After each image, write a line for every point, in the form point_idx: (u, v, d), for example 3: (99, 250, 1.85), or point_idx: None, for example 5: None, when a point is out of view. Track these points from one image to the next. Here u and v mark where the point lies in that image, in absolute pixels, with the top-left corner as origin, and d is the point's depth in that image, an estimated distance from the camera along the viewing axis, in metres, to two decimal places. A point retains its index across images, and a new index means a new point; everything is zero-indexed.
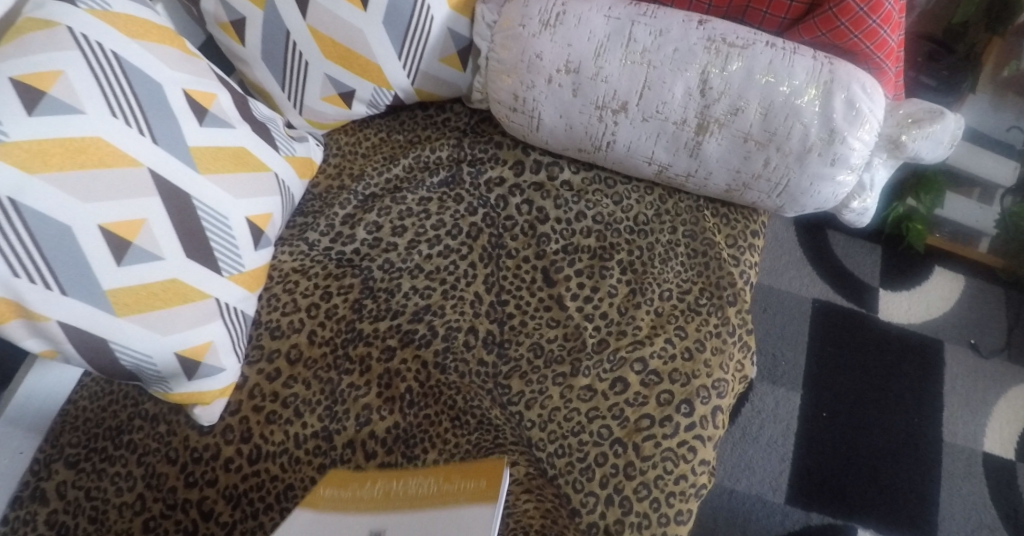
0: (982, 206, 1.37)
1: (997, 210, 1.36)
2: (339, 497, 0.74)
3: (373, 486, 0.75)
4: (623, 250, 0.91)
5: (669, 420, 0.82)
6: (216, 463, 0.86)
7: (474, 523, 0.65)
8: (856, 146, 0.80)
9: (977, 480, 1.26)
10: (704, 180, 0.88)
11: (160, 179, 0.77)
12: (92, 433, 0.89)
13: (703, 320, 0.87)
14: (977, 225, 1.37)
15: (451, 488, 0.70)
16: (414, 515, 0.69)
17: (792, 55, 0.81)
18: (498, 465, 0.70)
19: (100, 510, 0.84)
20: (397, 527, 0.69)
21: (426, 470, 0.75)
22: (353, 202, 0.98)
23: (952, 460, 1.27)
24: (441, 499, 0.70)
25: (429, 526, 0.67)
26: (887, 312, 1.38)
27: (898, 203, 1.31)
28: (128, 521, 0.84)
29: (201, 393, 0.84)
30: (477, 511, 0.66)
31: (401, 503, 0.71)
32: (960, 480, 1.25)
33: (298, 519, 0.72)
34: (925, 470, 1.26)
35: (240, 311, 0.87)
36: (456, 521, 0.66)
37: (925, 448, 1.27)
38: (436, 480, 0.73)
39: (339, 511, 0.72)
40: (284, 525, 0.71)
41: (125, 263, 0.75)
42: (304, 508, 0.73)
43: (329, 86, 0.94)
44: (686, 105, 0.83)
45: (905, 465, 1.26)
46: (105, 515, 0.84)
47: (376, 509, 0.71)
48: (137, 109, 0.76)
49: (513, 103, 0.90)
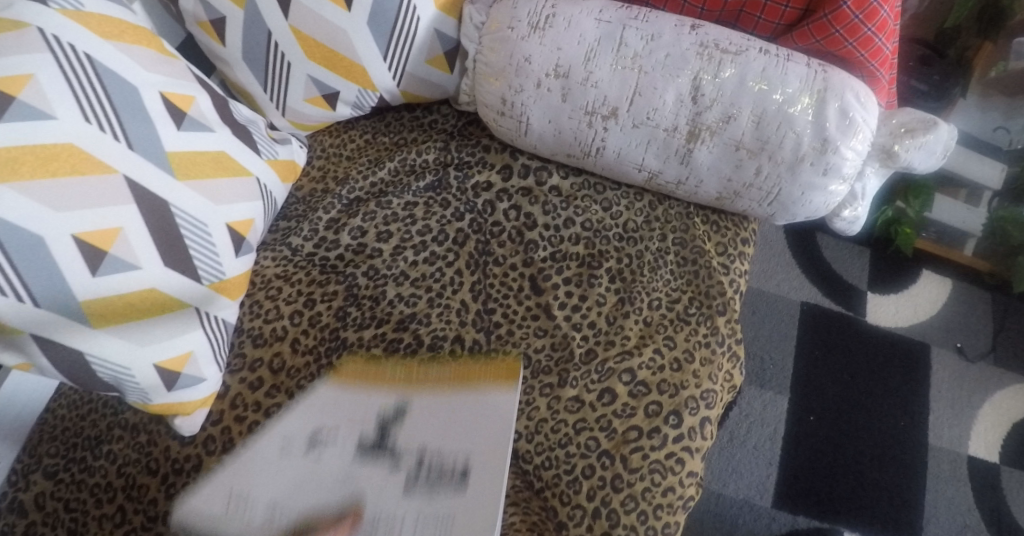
0: (969, 208, 1.35)
1: (983, 211, 1.35)
2: (363, 375, 0.81)
3: (394, 365, 0.81)
4: (612, 258, 0.90)
5: (657, 432, 0.81)
6: (198, 475, 0.84)
7: (501, 406, 0.76)
8: (849, 155, 0.79)
9: (962, 483, 1.26)
10: (694, 187, 0.87)
11: (136, 186, 0.74)
12: (71, 442, 0.88)
13: (693, 330, 0.86)
14: (961, 225, 1.35)
15: (471, 370, 0.79)
16: (438, 398, 0.78)
17: (786, 62, 0.80)
18: (515, 363, 0.79)
19: (80, 522, 0.84)
20: (422, 400, 0.78)
21: (441, 362, 0.80)
22: (336, 206, 0.95)
23: (937, 463, 1.27)
24: (464, 383, 0.78)
25: (454, 410, 0.77)
26: (874, 315, 1.38)
27: (886, 208, 1.31)
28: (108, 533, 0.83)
29: (180, 404, 0.82)
30: (501, 399, 0.77)
31: (422, 393, 0.79)
32: (945, 483, 1.26)
33: (320, 391, 0.80)
34: (911, 473, 1.26)
35: (222, 320, 0.85)
36: (483, 404, 0.77)
37: (911, 451, 1.28)
38: (453, 368, 0.80)
39: (362, 389, 0.80)
40: (309, 398, 0.80)
41: (100, 273, 0.73)
42: (326, 384, 0.81)
43: (313, 87, 0.92)
44: (678, 112, 0.81)
45: (891, 469, 1.26)
46: (84, 527, 0.83)
47: (395, 387, 0.79)
48: (112, 114, 0.74)
49: (501, 107, 0.88)
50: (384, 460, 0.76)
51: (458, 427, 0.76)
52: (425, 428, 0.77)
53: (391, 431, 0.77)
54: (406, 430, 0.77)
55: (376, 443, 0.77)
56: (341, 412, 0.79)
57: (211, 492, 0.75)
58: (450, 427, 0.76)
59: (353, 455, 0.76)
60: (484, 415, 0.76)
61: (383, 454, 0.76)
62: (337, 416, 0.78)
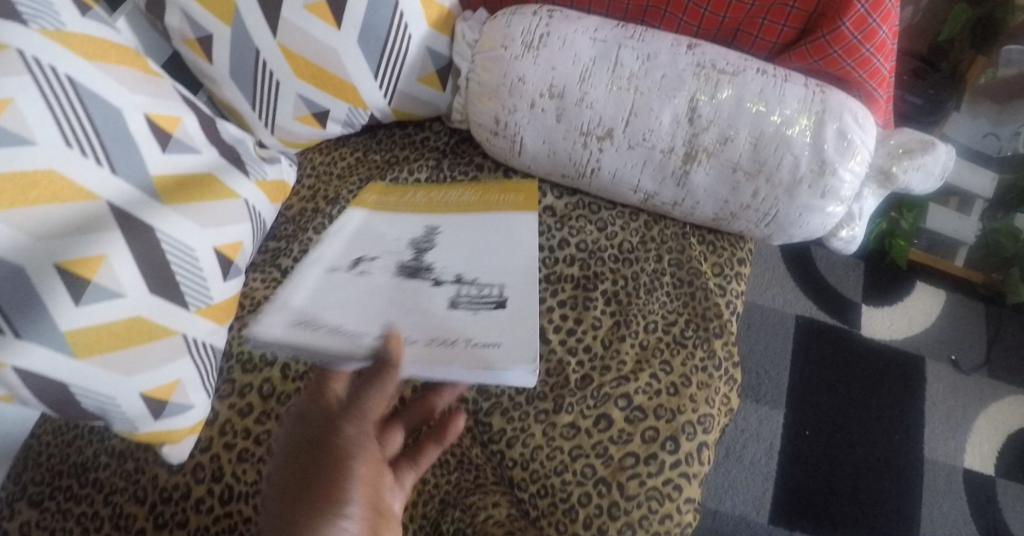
0: (961, 216, 1.38)
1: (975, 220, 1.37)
2: (384, 202, 0.85)
3: (414, 196, 0.86)
4: (607, 280, 0.89)
5: (654, 458, 0.79)
6: (186, 504, 0.82)
7: (524, 223, 0.78)
8: (847, 177, 0.78)
9: (958, 497, 1.25)
10: (691, 208, 0.85)
11: (120, 211, 0.73)
12: (56, 470, 0.87)
13: (689, 353, 0.85)
14: (955, 234, 1.37)
15: (492, 200, 0.83)
16: (462, 216, 0.80)
17: (783, 83, 0.79)
18: (534, 187, 0.85)
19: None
20: (449, 221, 0.80)
21: (463, 185, 0.87)
22: (327, 226, 0.93)
23: (933, 477, 1.26)
24: (485, 200, 0.83)
25: (481, 222, 0.79)
26: (869, 328, 1.37)
27: (881, 220, 1.30)
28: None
29: (168, 432, 0.80)
30: (523, 219, 0.79)
31: (447, 205, 0.83)
32: (940, 497, 1.25)
33: (354, 216, 0.82)
34: (908, 488, 1.25)
35: (210, 345, 0.83)
36: (505, 222, 0.78)
37: (907, 466, 1.27)
38: (474, 193, 0.85)
39: (390, 210, 0.83)
40: (343, 220, 0.81)
41: (83, 302, 0.71)
42: (357, 207, 0.84)
43: (303, 106, 0.90)
44: (674, 134, 0.80)
45: (887, 484, 1.25)
46: None
47: (431, 212, 0.82)
48: (94, 137, 0.72)
49: (495, 127, 0.87)
50: (425, 282, 0.71)
51: (489, 252, 0.74)
52: (449, 253, 0.75)
53: (424, 253, 0.75)
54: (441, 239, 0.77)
55: (412, 269, 0.73)
56: (375, 239, 0.77)
57: (271, 320, 0.66)
58: (478, 254, 0.74)
59: (394, 277, 0.72)
60: (511, 231, 0.77)
61: (421, 280, 0.71)
62: (372, 248, 0.76)
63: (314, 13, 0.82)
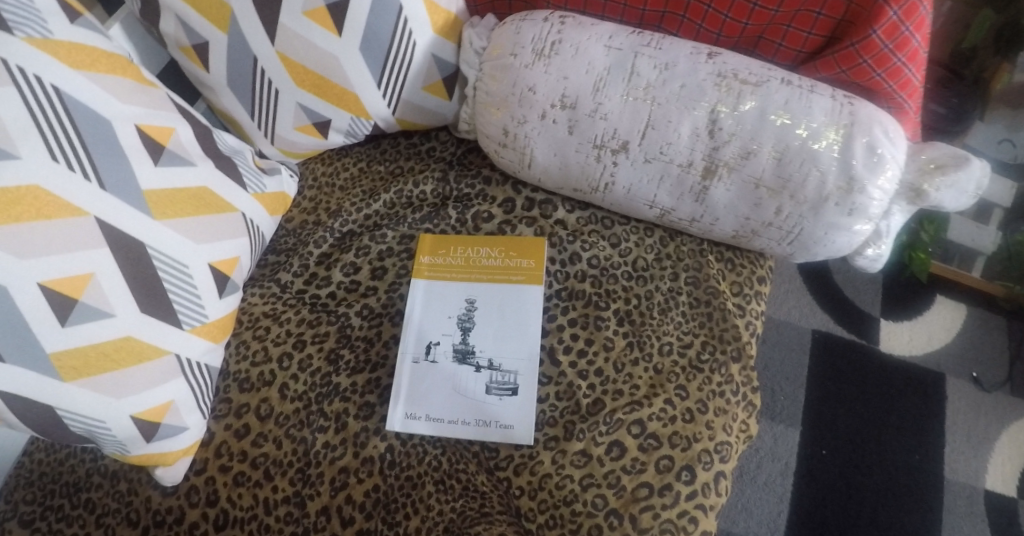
0: (976, 224, 1.26)
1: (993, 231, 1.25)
2: (437, 266, 0.88)
3: (453, 255, 0.88)
4: (619, 298, 0.85)
5: (669, 490, 0.75)
6: (180, 529, 0.77)
7: (532, 299, 0.85)
8: (877, 195, 0.74)
9: (978, 520, 1.14)
10: (709, 225, 0.82)
11: (108, 228, 0.70)
12: (48, 489, 0.81)
13: (706, 378, 0.80)
14: (972, 244, 1.25)
15: (511, 264, 0.87)
16: (492, 285, 0.87)
17: (809, 94, 0.75)
18: (540, 242, 0.88)
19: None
20: (481, 288, 0.87)
21: (488, 238, 0.89)
22: (328, 240, 0.91)
23: (953, 499, 1.15)
24: (504, 266, 0.87)
25: (502, 293, 0.86)
26: (887, 343, 1.26)
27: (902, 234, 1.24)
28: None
29: (161, 455, 0.76)
30: (531, 294, 0.85)
31: (480, 274, 0.88)
32: (961, 520, 1.14)
33: (418, 289, 0.87)
34: (926, 514, 1.14)
35: (205, 365, 0.79)
36: (515, 300, 0.86)
37: (924, 488, 1.15)
38: (498, 253, 0.88)
39: (445, 278, 0.88)
40: (410, 299, 0.87)
41: (70, 323, 0.68)
42: (419, 279, 0.87)
43: (303, 115, 0.87)
44: (693, 147, 0.76)
45: (906, 506, 1.14)
46: None
47: (468, 278, 0.88)
48: (82, 151, 0.69)
49: (503, 138, 0.83)
50: (472, 367, 0.83)
51: (511, 329, 0.84)
52: (486, 329, 0.85)
53: (469, 332, 0.85)
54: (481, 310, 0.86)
55: (461, 351, 0.84)
56: (440, 311, 0.86)
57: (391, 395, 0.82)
58: (501, 333, 0.84)
59: (453, 363, 0.84)
60: (522, 310, 0.85)
61: (469, 365, 0.83)
62: (432, 329, 0.85)
63: (315, 19, 0.79)
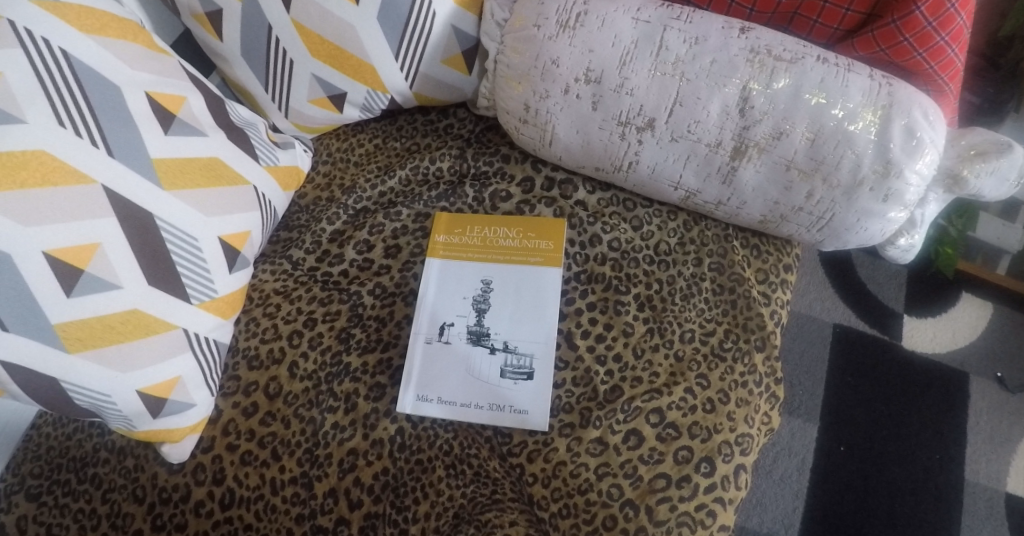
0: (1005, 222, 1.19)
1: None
2: (453, 244, 0.86)
3: (470, 234, 0.86)
4: (640, 283, 0.82)
5: (688, 482, 0.72)
6: (186, 506, 0.76)
7: (550, 281, 0.83)
8: (914, 180, 0.71)
9: (1000, 524, 1.09)
10: (736, 208, 0.79)
11: (116, 197, 0.68)
12: (55, 463, 0.80)
13: (729, 368, 0.77)
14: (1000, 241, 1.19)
15: (529, 245, 0.85)
16: (509, 265, 0.84)
17: (846, 72, 0.71)
18: (559, 223, 0.85)
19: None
20: (498, 270, 0.85)
21: (506, 218, 0.86)
22: (342, 217, 0.89)
23: (973, 501, 1.10)
24: (522, 246, 0.85)
25: (519, 274, 0.84)
26: (909, 340, 1.21)
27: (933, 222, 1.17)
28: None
29: (168, 431, 0.74)
30: (549, 276, 0.83)
31: (497, 254, 0.85)
32: (981, 523, 1.09)
33: (433, 269, 0.85)
34: (945, 516, 1.09)
35: (213, 341, 0.78)
36: (533, 281, 0.83)
37: (945, 488, 1.11)
38: (516, 234, 0.85)
39: (462, 257, 0.85)
40: (424, 278, 0.84)
41: (76, 293, 0.66)
42: (434, 258, 0.85)
43: (318, 88, 0.85)
44: (722, 126, 0.73)
45: (923, 506, 1.10)
46: None
47: (484, 258, 0.85)
48: (90, 117, 0.67)
49: (524, 114, 0.80)
50: (486, 350, 0.81)
51: (528, 312, 0.82)
52: (502, 312, 0.82)
53: (485, 314, 0.83)
54: (497, 292, 0.84)
55: (476, 334, 0.82)
56: (455, 291, 0.84)
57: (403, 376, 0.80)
58: (518, 315, 0.82)
59: (467, 344, 0.81)
60: (539, 292, 0.82)
61: (484, 347, 0.81)
62: (446, 309, 0.83)
63: None
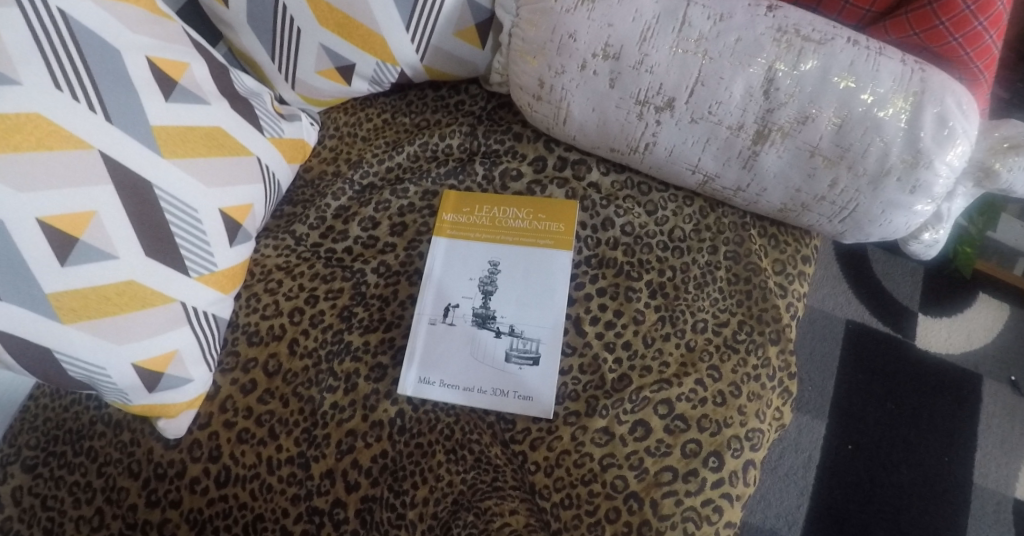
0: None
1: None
2: (460, 223, 0.84)
3: (479, 214, 0.84)
4: (653, 270, 0.79)
5: (694, 475, 0.70)
6: (181, 483, 0.74)
7: (560, 264, 0.80)
8: (943, 171, 0.68)
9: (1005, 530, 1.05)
10: (756, 195, 0.76)
11: (114, 164, 0.66)
12: (52, 435, 0.78)
13: (741, 360, 0.75)
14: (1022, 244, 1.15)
15: (540, 227, 0.82)
16: (518, 247, 0.82)
17: (878, 56, 0.68)
18: (571, 205, 0.83)
19: (57, 522, 0.74)
20: (506, 252, 0.82)
21: (516, 198, 0.84)
22: (347, 192, 0.86)
23: (977, 505, 1.07)
24: (532, 228, 0.82)
25: (528, 257, 0.81)
26: (923, 339, 1.18)
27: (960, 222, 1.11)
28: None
29: (165, 406, 0.73)
30: (559, 258, 0.80)
31: (505, 235, 0.83)
32: (985, 529, 1.05)
33: (439, 248, 0.83)
34: (951, 520, 1.06)
35: (212, 315, 0.76)
36: (541, 264, 0.81)
37: (952, 491, 1.08)
38: (526, 215, 0.83)
39: (470, 237, 0.83)
40: (430, 257, 0.82)
41: (70, 262, 0.64)
42: (440, 237, 0.83)
43: (326, 58, 0.83)
44: (745, 108, 0.70)
45: (929, 508, 1.07)
46: (60, 529, 0.74)
47: (493, 238, 0.83)
48: (87, 81, 0.65)
49: (538, 90, 0.78)
50: (492, 333, 0.79)
51: (535, 295, 0.79)
52: (510, 294, 0.80)
53: (491, 297, 0.80)
54: (504, 274, 0.81)
55: (481, 317, 0.80)
56: (462, 272, 0.82)
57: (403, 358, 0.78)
58: (525, 299, 0.79)
59: (472, 326, 0.79)
60: (548, 276, 0.80)
61: (489, 330, 0.79)
62: (451, 291, 0.81)
63: None
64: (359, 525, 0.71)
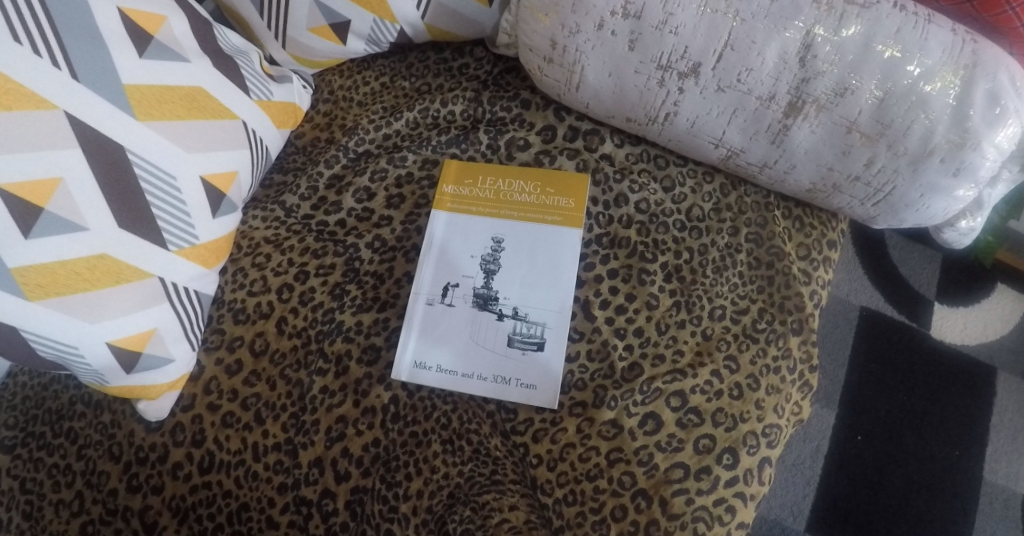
0: None
1: None
2: (462, 196, 0.78)
3: (483, 186, 0.78)
4: (668, 251, 0.74)
5: (707, 474, 0.65)
6: (163, 468, 0.70)
7: (568, 243, 0.75)
8: (990, 154, 0.62)
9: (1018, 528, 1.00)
10: (783, 173, 0.70)
11: (82, 127, 0.60)
12: (31, 414, 0.74)
13: (760, 350, 0.70)
14: None
15: (548, 202, 0.77)
16: (523, 224, 0.77)
17: (927, 24, 0.61)
18: (582, 178, 0.77)
19: (35, 506, 0.70)
20: (510, 228, 0.77)
21: (523, 170, 0.78)
22: (341, 160, 0.81)
23: (989, 501, 1.02)
24: (540, 203, 0.77)
25: (533, 235, 0.76)
26: (940, 329, 1.12)
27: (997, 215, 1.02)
28: (64, 523, 0.69)
29: (144, 388, 0.68)
30: (567, 236, 0.75)
31: (509, 209, 0.77)
32: (997, 526, 1.01)
33: (438, 223, 0.77)
34: (960, 516, 1.01)
35: (195, 292, 0.71)
36: (549, 241, 0.75)
37: (963, 487, 1.03)
38: (533, 189, 0.77)
39: (471, 212, 0.77)
40: (428, 232, 0.77)
41: (34, 234, 0.59)
42: (440, 211, 0.77)
43: (319, 14, 0.76)
44: (777, 77, 0.64)
45: (938, 503, 1.02)
46: (39, 513, 0.70)
47: (497, 213, 0.77)
48: (51, 34, 0.59)
49: (550, 52, 0.71)
50: (494, 316, 0.73)
51: (541, 276, 0.74)
52: (514, 275, 0.75)
53: (493, 277, 0.75)
54: (507, 253, 0.76)
55: (483, 299, 0.74)
56: (461, 250, 0.76)
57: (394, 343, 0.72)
58: (530, 280, 0.74)
59: (472, 308, 0.74)
60: (556, 255, 0.75)
61: (491, 313, 0.74)
62: (449, 270, 0.75)
63: None
64: (348, 517, 0.67)
